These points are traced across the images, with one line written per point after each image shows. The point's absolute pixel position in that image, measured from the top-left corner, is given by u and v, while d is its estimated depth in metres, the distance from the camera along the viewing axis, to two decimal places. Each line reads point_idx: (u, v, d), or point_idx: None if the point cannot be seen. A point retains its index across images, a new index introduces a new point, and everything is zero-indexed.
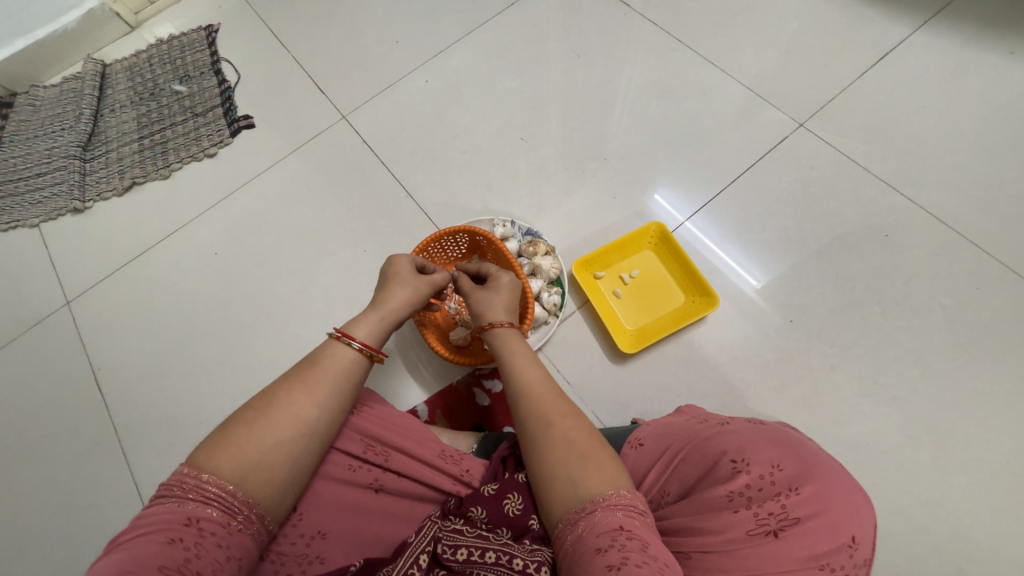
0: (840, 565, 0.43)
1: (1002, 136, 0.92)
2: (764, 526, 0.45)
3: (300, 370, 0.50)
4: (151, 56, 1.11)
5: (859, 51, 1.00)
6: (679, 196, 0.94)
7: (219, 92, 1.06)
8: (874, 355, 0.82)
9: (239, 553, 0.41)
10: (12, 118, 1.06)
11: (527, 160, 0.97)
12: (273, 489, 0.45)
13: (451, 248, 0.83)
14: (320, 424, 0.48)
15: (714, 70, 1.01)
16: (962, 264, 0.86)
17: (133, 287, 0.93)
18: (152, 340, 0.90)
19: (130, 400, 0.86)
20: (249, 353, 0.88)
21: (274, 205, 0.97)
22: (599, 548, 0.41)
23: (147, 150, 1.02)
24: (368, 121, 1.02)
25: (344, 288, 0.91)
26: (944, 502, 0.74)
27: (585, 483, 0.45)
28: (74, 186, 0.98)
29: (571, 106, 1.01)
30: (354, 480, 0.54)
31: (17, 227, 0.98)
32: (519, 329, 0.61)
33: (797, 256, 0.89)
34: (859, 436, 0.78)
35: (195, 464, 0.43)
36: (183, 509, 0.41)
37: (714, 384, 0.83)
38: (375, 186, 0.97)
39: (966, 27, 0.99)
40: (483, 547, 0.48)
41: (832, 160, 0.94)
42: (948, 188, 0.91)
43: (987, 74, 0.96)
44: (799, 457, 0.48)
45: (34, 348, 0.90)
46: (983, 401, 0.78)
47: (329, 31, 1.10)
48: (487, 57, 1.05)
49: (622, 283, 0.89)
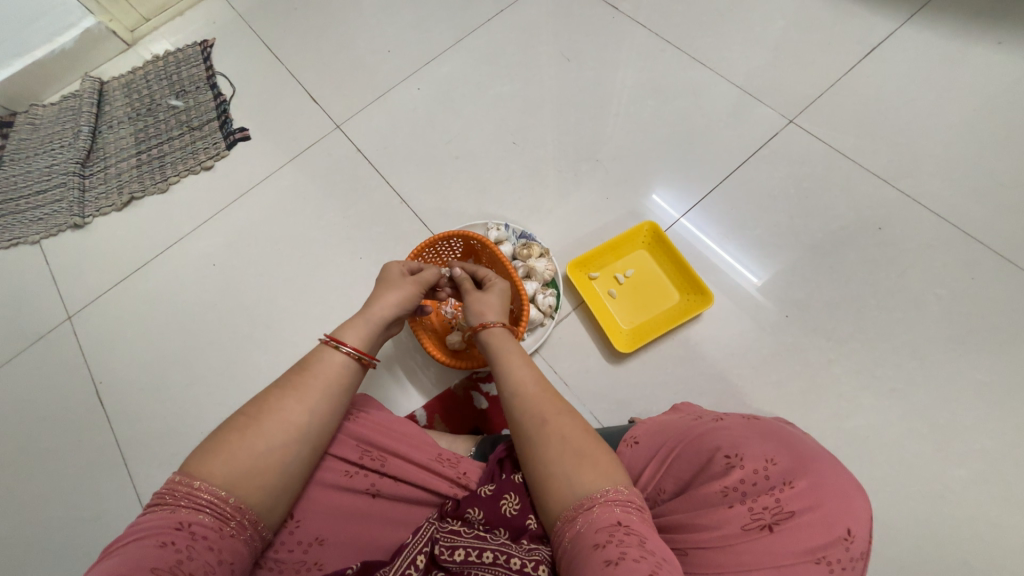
0: (837, 558, 0.43)
1: (994, 125, 0.92)
2: (759, 521, 0.45)
3: (290, 377, 0.51)
4: (148, 73, 1.12)
5: (847, 46, 1.01)
6: (673, 194, 0.95)
7: (215, 105, 1.08)
8: (872, 348, 0.82)
9: (231, 557, 0.42)
10: (13, 137, 1.08)
11: (520, 164, 0.98)
12: (267, 494, 0.45)
13: (446, 253, 0.84)
14: (311, 429, 0.48)
15: (703, 69, 1.02)
16: (956, 254, 0.86)
17: (133, 300, 0.94)
18: (153, 351, 0.91)
19: (133, 412, 0.87)
20: (248, 363, 0.89)
21: (271, 215, 0.98)
22: (597, 544, 0.41)
23: (145, 165, 1.03)
24: (363, 130, 1.03)
25: (341, 295, 0.92)
26: (946, 494, 0.73)
27: (583, 480, 0.45)
28: (73, 202, 1.00)
29: (562, 109, 1.02)
30: (351, 485, 0.54)
31: (19, 244, 0.99)
32: (511, 330, 0.62)
33: (791, 251, 0.89)
34: (858, 430, 0.78)
35: (187, 472, 0.43)
36: (175, 515, 0.41)
37: (712, 381, 0.83)
38: (370, 194, 0.98)
39: (955, 19, 0.99)
40: (481, 548, 0.48)
41: (825, 155, 0.94)
42: (941, 179, 0.91)
43: (977, 65, 0.96)
44: (793, 451, 0.48)
45: (38, 362, 0.91)
46: (981, 391, 0.78)
47: (322, 43, 1.12)
48: (479, 63, 1.06)
49: (617, 283, 0.90)
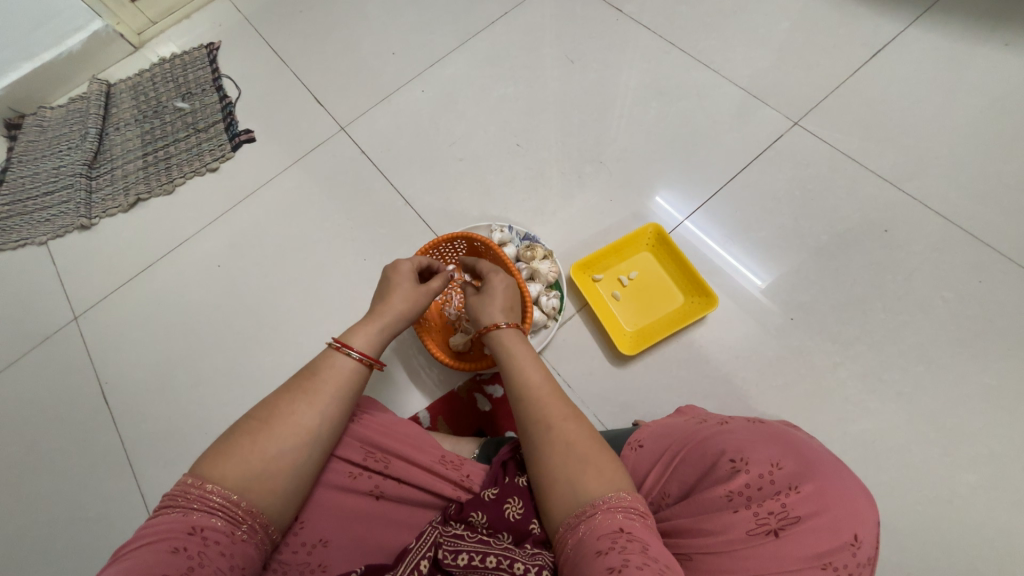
0: (843, 564, 0.42)
1: (1001, 127, 0.92)
2: (764, 525, 0.44)
3: (300, 381, 0.50)
4: (154, 75, 1.13)
5: (852, 47, 1.00)
6: (678, 196, 0.95)
7: (220, 108, 1.08)
8: (878, 351, 0.82)
9: (242, 562, 0.42)
10: (21, 140, 1.09)
11: (524, 165, 0.98)
12: (276, 498, 0.45)
13: (451, 255, 0.84)
14: (320, 432, 0.48)
15: (708, 71, 1.02)
16: (963, 257, 0.85)
17: (138, 301, 0.95)
18: (159, 352, 0.91)
19: (138, 413, 0.87)
20: (253, 363, 0.89)
21: (275, 217, 0.99)
22: (599, 551, 0.41)
23: (150, 166, 1.03)
24: (367, 132, 1.04)
25: (345, 296, 0.92)
26: (953, 499, 0.72)
27: (587, 486, 0.45)
28: (80, 204, 1.00)
29: (567, 111, 1.02)
30: (355, 487, 0.54)
31: (26, 245, 1.00)
32: (520, 330, 0.61)
33: (796, 252, 0.89)
34: (863, 434, 0.77)
35: (199, 474, 0.44)
36: (187, 519, 0.41)
37: (716, 384, 0.83)
38: (374, 195, 0.98)
39: (961, 21, 0.99)
40: (483, 552, 0.48)
41: (829, 157, 0.94)
42: (949, 182, 0.90)
43: (983, 68, 0.96)
44: (799, 455, 0.48)
45: (43, 362, 0.91)
46: (989, 395, 0.77)
47: (327, 45, 1.12)
48: (482, 66, 1.06)
49: (620, 286, 0.89)
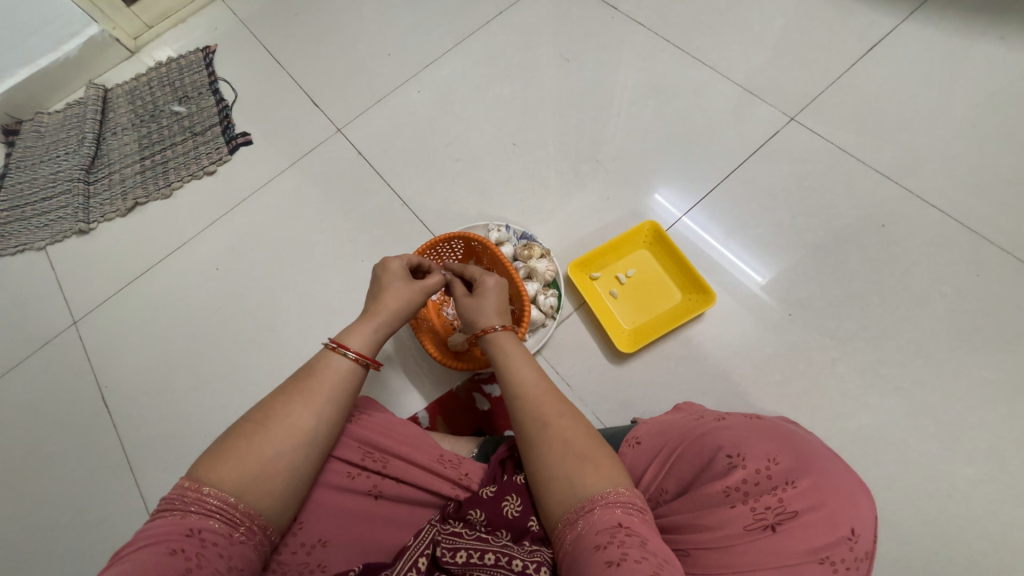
0: (840, 558, 0.43)
1: (998, 121, 0.92)
2: (762, 520, 0.44)
3: (296, 382, 0.51)
4: (150, 79, 1.13)
5: (847, 43, 1.00)
6: (675, 193, 0.95)
7: (217, 111, 1.08)
8: (876, 347, 0.82)
9: (241, 563, 0.42)
10: (19, 145, 1.09)
11: (521, 165, 0.98)
12: (275, 499, 0.45)
13: (448, 254, 0.84)
14: (318, 434, 0.48)
15: (703, 69, 1.02)
16: (961, 251, 0.85)
17: (137, 305, 0.95)
18: (159, 355, 0.91)
19: (138, 416, 0.88)
20: (252, 365, 0.89)
21: (272, 220, 0.99)
22: (598, 545, 0.41)
23: (148, 170, 1.04)
24: (364, 133, 1.04)
25: (344, 298, 0.92)
26: (953, 493, 0.72)
27: (585, 481, 0.45)
28: (79, 209, 1.01)
29: (563, 110, 1.02)
30: (354, 487, 0.55)
31: (25, 251, 1.00)
32: (513, 332, 0.60)
33: (793, 249, 0.89)
34: (863, 430, 0.77)
35: (197, 477, 0.44)
36: (185, 521, 0.42)
37: (715, 381, 0.83)
38: (371, 197, 0.99)
39: (958, 15, 0.98)
40: (483, 549, 0.48)
41: (826, 153, 0.94)
42: (946, 176, 0.90)
43: (979, 62, 0.95)
44: (796, 451, 0.48)
45: (43, 367, 0.92)
46: (988, 389, 0.77)
47: (322, 48, 1.12)
48: (478, 66, 1.06)
49: (617, 283, 0.90)
